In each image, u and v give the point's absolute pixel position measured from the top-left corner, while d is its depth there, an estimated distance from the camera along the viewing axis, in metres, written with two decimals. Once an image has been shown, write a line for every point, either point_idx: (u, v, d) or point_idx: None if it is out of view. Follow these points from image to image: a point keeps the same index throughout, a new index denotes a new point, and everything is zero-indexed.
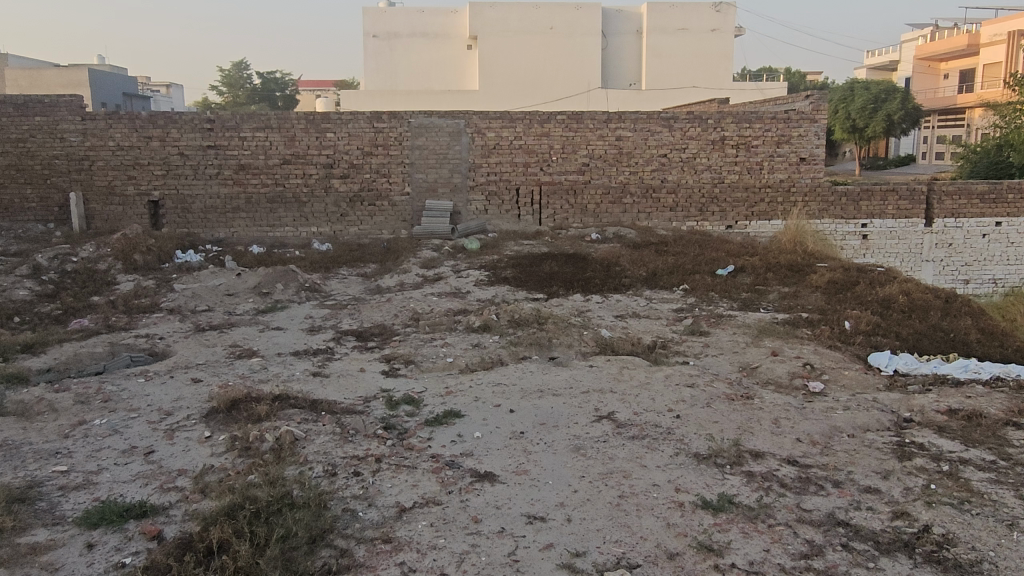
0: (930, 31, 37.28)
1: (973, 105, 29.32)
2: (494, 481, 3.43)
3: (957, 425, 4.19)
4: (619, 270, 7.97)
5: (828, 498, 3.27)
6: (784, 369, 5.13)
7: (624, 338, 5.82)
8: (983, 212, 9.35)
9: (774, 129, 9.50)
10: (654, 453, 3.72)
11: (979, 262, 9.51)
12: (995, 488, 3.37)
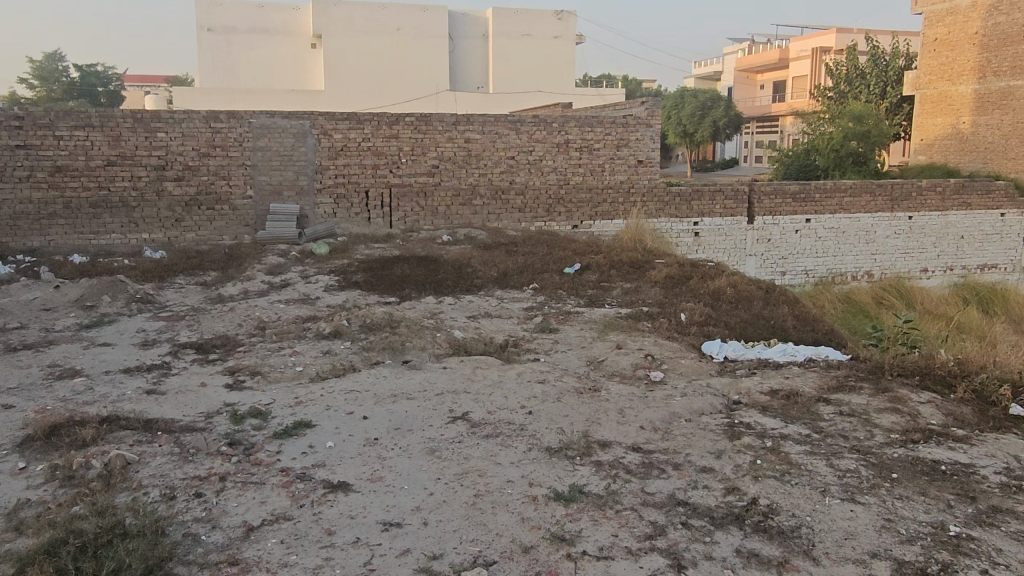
0: (747, 45, 40.72)
1: (785, 114, 32.36)
2: (348, 490, 3.35)
3: (778, 404, 4.61)
4: (471, 271, 8.03)
5: (668, 480, 3.48)
6: (627, 361, 5.40)
7: (477, 338, 5.89)
8: (795, 210, 10.29)
9: (614, 133, 9.99)
10: (508, 450, 3.79)
11: (793, 255, 10.41)
12: (811, 459, 3.74)
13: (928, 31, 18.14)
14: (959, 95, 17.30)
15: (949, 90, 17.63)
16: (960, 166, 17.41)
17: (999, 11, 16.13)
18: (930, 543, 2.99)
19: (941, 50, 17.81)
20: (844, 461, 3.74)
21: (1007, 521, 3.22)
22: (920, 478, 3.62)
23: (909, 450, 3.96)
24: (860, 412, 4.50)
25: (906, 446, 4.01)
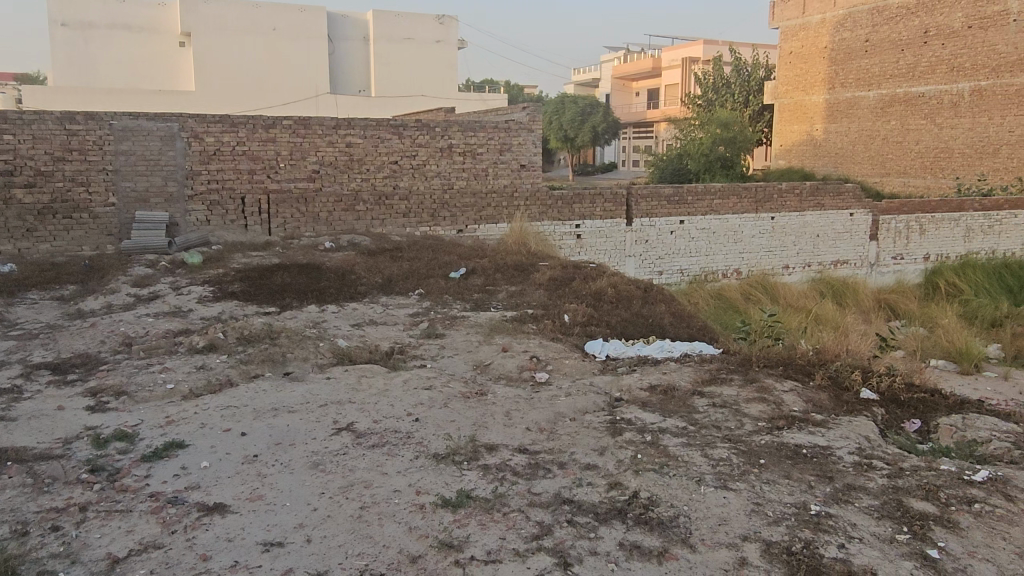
0: (623, 54, 42.29)
1: (658, 120, 33.86)
2: (225, 512, 3.18)
3: (656, 399, 4.81)
4: (354, 277, 7.86)
5: (555, 479, 3.54)
6: (513, 363, 5.46)
7: (361, 346, 5.76)
8: (670, 211, 10.68)
9: (496, 138, 10.13)
10: (395, 459, 3.73)
11: (669, 255, 10.81)
12: (687, 450, 3.91)
13: (785, 44, 19.45)
14: (813, 104, 18.67)
15: (804, 99, 18.98)
16: (815, 169, 18.78)
17: (844, 28, 17.57)
18: (794, 523, 3.20)
19: (796, 62, 19.14)
20: (717, 451, 3.94)
21: (859, 497, 3.50)
22: (784, 462, 3.87)
23: (774, 436, 4.23)
24: (731, 402, 4.76)
25: (772, 433, 4.28)
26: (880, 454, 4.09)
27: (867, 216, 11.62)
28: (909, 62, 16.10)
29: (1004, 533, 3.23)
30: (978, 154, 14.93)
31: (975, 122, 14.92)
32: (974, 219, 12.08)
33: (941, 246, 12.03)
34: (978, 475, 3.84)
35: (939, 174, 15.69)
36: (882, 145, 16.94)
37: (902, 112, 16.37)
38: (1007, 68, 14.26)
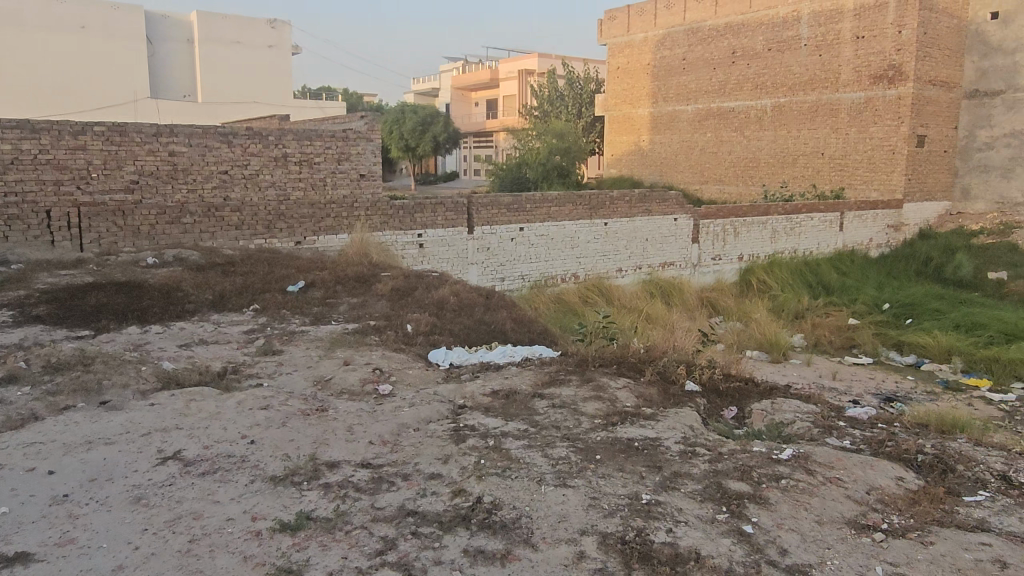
0: (461, 65, 42.82)
1: (497, 130, 34.54)
2: (30, 561, 2.84)
3: (498, 404, 4.89)
4: (182, 295, 7.32)
5: (398, 492, 3.49)
6: (355, 377, 5.33)
7: (190, 368, 5.38)
8: (510, 219, 10.90)
9: (333, 147, 9.85)
10: (227, 486, 3.51)
11: (510, 261, 11.01)
12: (528, 451, 4.01)
13: (612, 60, 20.56)
14: (639, 116, 19.87)
15: (631, 112, 20.15)
16: (643, 178, 19.99)
17: (664, 46, 18.87)
18: (627, 513, 3.36)
19: (623, 77, 20.28)
20: (556, 450, 4.07)
21: (684, 483, 3.75)
22: (618, 456, 4.07)
23: (609, 432, 4.44)
24: (570, 402, 4.94)
25: (607, 429, 4.49)
26: (702, 441, 4.41)
27: (689, 221, 12.53)
28: (721, 79, 17.58)
29: (806, 504, 3.59)
30: (780, 164, 16.52)
31: (776, 135, 16.52)
32: (778, 221, 13.30)
33: (752, 247, 13.16)
34: (784, 453, 4.25)
35: (748, 182, 17.20)
36: (699, 155, 18.33)
37: (716, 125, 17.81)
38: (801, 87, 15.96)
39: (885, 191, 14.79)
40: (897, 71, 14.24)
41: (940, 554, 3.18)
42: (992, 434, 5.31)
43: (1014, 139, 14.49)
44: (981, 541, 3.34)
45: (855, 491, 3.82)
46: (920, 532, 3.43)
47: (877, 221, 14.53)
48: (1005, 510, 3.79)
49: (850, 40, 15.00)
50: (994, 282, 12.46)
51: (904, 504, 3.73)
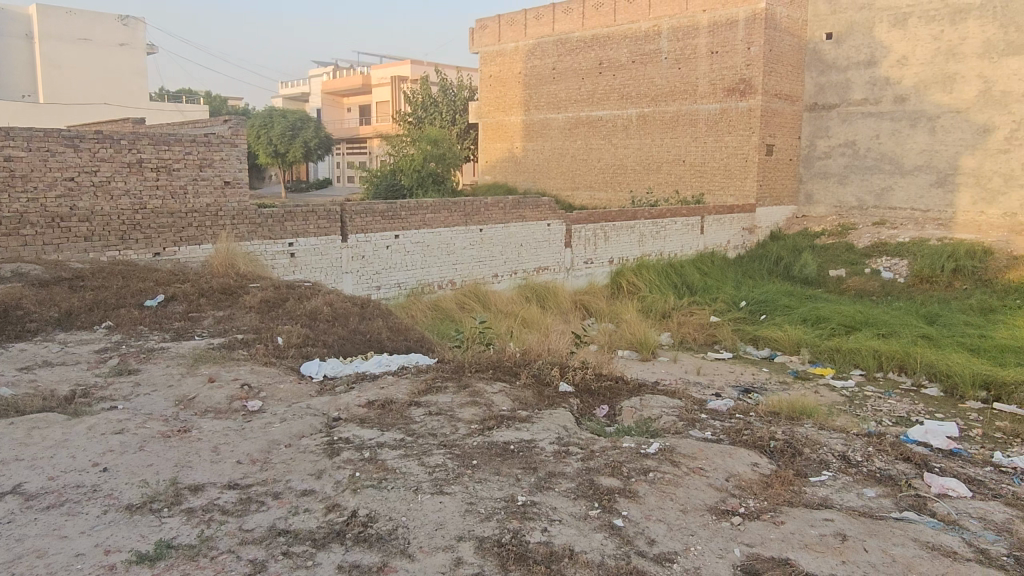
0: (332, 70, 41.90)
1: (370, 136, 33.97)
2: None
3: (374, 414, 4.80)
4: (22, 313, 6.66)
5: (268, 512, 3.35)
6: (221, 395, 5.07)
7: (32, 393, 4.92)
8: (385, 226, 10.67)
9: (194, 153, 8.98)
10: (74, 519, 3.23)
11: (386, 269, 10.78)
12: (404, 461, 3.97)
13: (485, 68, 20.76)
14: (512, 124, 20.19)
15: (504, 120, 20.42)
16: (517, 184, 20.30)
17: (534, 56, 19.29)
18: (503, 515, 3.40)
19: (495, 85, 20.53)
20: (433, 458, 4.05)
21: (559, 482, 3.84)
22: (495, 460, 4.11)
23: (485, 437, 4.47)
24: (446, 409, 4.93)
25: (483, 434, 4.53)
26: (575, 440, 4.54)
27: (562, 226, 12.83)
28: (589, 89, 18.18)
29: (672, 494, 3.78)
30: (646, 171, 17.30)
31: (642, 143, 17.27)
32: (645, 225, 13.89)
33: (621, 250, 13.67)
34: (651, 447, 4.44)
35: (617, 189, 17.89)
36: (570, 162, 18.84)
37: (585, 133, 18.38)
38: (663, 98, 16.78)
39: (740, 196, 15.80)
40: (748, 84, 15.28)
41: (790, 532, 3.44)
42: (834, 418, 5.80)
43: (848, 148, 15.94)
44: (825, 517, 3.63)
45: (716, 479, 4.05)
46: (772, 513, 3.68)
47: (734, 224, 15.44)
48: (845, 487, 4.15)
49: (706, 54, 15.93)
50: (835, 279, 13.58)
51: (759, 487, 4.00)
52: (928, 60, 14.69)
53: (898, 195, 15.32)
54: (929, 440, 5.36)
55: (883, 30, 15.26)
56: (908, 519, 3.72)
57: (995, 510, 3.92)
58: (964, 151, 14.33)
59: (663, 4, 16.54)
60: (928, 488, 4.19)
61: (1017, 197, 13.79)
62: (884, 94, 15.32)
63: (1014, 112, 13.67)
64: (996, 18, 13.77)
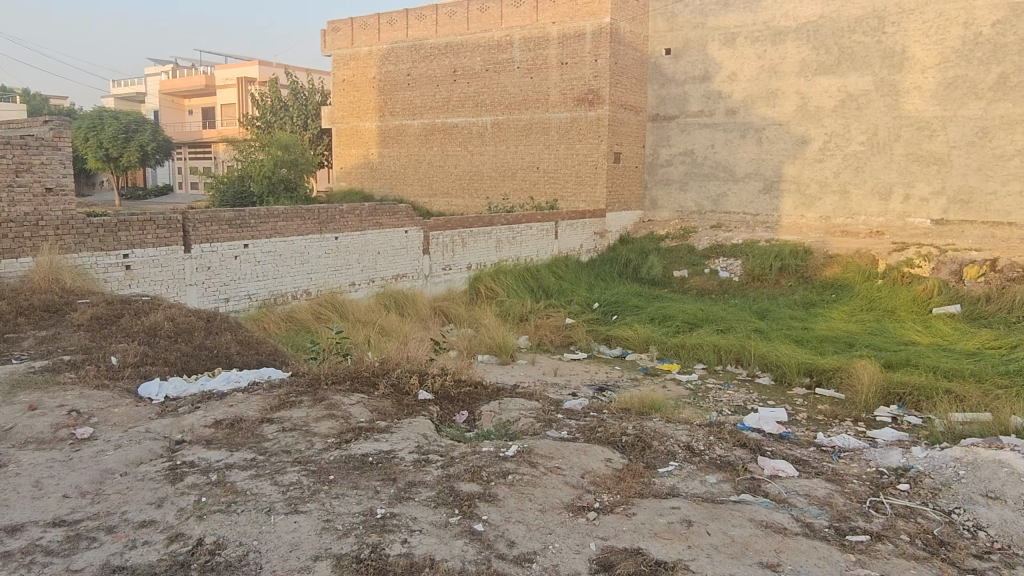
0: (171, 69, 39.37)
1: (215, 140, 32.20)
2: None
3: (222, 434, 4.54)
4: None
5: (100, 548, 3.07)
6: (44, 423, 4.58)
7: None
8: (232, 235, 9.84)
9: (9, 156, 7.87)
10: None
11: (235, 281, 9.93)
12: (254, 482, 3.78)
13: (338, 72, 20.25)
14: (366, 129, 19.81)
15: (358, 125, 20.00)
16: (373, 191, 19.93)
17: (388, 62, 19.08)
18: (362, 530, 3.32)
19: (348, 90, 20.06)
20: (285, 476, 3.88)
21: (418, 492, 3.81)
22: (352, 473, 4.01)
23: (342, 450, 4.35)
24: (300, 424, 4.75)
25: (339, 447, 4.40)
26: (435, 447, 4.53)
27: (419, 233, 12.66)
28: (444, 96, 18.21)
29: (530, 495, 3.85)
30: (501, 177, 17.59)
31: (497, 150, 17.53)
32: (501, 231, 14.07)
33: (479, 256, 13.76)
34: (509, 450, 4.52)
35: (473, 195, 18.06)
36: (427, 169, 18.76)
37: (441, 140, 18.40)
38: (516, 106, 17.13)
39: (591, 201, 16.43)
40: (596, 95, 15.96)
41: (641, 523, 3.60)
42: (680, 411, 6.16)
43: (687, 157, 17.02)
44: (672, 505, 3.84)
45: (572, 477, 4.18)
46: (625, 506, 3.85)
47: (586, 228, 15.98)
48: (689, 475, 4.41)
49: (556, 64, 16.45)
50: (678, 279, 14.43)
51: (612, 482, 4.16)
52: (753, 77, 16.00)
53: (731, 200, 16.57)
54: (761, 426, 5.81)
55: (714, 48, 16.42)
56: (745, 501, 4.01)
57: (817, 486, 4.31)
58: (786, 160, 15.77)
59: (514, 14, 16.89)
60: (762, 470, 4.54)
61: (830, 202, 15.38)
62: (717, 107, 16.50)
63: (826, 125, 15.22)
64: (809, 40, 15.26)
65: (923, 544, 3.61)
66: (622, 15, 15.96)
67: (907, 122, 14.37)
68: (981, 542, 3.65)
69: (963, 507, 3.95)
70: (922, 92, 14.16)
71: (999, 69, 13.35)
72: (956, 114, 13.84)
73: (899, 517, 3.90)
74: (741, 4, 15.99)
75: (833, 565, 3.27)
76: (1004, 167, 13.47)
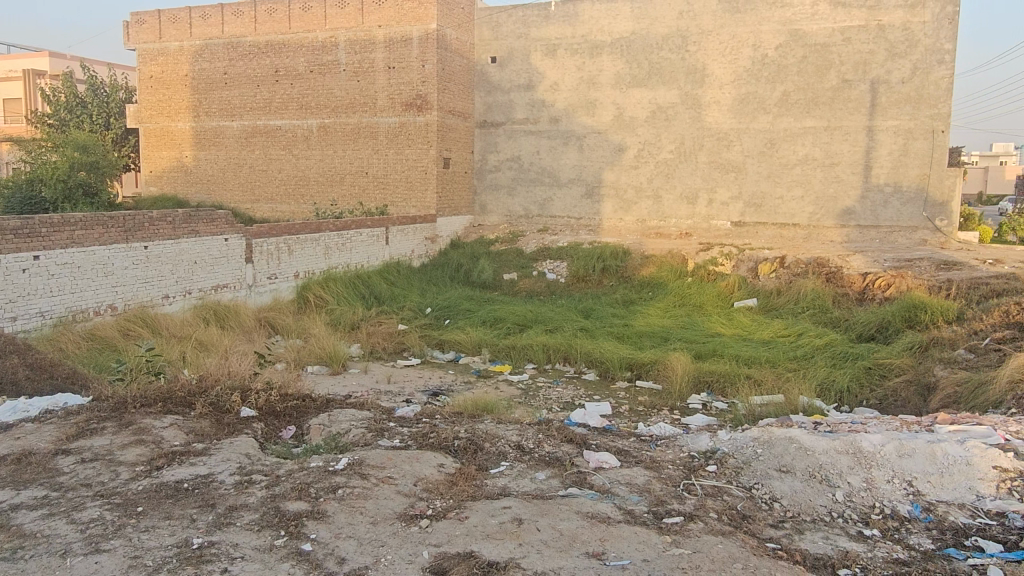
0: None
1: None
2: None
3: (7, 471, 4.07)
4: None
5: None
6: None
7: None
8: (18, 246, 8.47)
9: None
10: None
11: (23, 297, 8.57)
12: (46, 522, 3.45)
13: (144, 67, 18.58)
14: (178, 130, 18.34)
15: (169, 125, 18.45)
16: (188, 197, 18.50)
17: (202, 59, 17.83)
18: (175, 564, 3.15)
19: (157, 87, 18.45)
20: (86, 512, 3.59)
21: (241, 516, 3.66)
22: (165, 503, 3.78)
23: (152, 478, 4.07)
24: (103, 453, 4.37)
25: (150, 476, 4.12)
26: (258, 467, 4.35)
27: (240, 240, 11.72)
28: (265, 97, 17.35)
29: (361, 508, 3.79)
30: (329, 182, 17.10)
31: (323, 154, 17.01)
32: (330, 237, 13.50)
33: (307, 263, 13.03)
34: (339, 464, 4.43)
35: (298, 201, 17.41)
36: (249, 173, 17.78)
37: (263, 143, 17.51)
38: (343, 109, 16.71)
39: (421, 207, 16.43)
40: (424, 100, 15.99)
41: (473, 525, 3.63)
42: (511, 411, 6.29)
43: (514, 163, 17.49)
44: (503, 505, 3.91)
45: (404, 486, 4.16)
46: (457, 510, 3.86)
47: (416, 234, 15.88)
48: (519, 474, 4.52)
49: (382, 68, 16.25)
50: (508, 282, 14.76)
51: (445, 487, 4.17)
52: (573, 87, 16.74)
53: (556, 205, 17.25)
54: (587, 421, 6.08)
55: (537, 58, 16.96)
56: (572, 495, 4.17)
57: (637, 474, 4.58)
58: (605, 167, 16.66)
59: (338, 15, 16.46)
60: (587, 463, 4.75)
61: (645, 206, 16.46)
62: (541, 115, 17.09)
63: (639, 134, 16.27)
64: (623, 54, 16.21)
65: (729, 519, 3.95)
66: (447, 22, 16.08)
67: (708, 133, 15.74)
68: (777, 512, 4.07)
69: (761, 481, 4.37)
70: (720, 106, 15.57)
71: (782, 88, 15.08)
72: (749, 126, 15.41)
73: (708, 497, 4.24)
74: (560, 17, 16.64)
75: (652, 547, 3.48)
76: (788, 174, 15.25)
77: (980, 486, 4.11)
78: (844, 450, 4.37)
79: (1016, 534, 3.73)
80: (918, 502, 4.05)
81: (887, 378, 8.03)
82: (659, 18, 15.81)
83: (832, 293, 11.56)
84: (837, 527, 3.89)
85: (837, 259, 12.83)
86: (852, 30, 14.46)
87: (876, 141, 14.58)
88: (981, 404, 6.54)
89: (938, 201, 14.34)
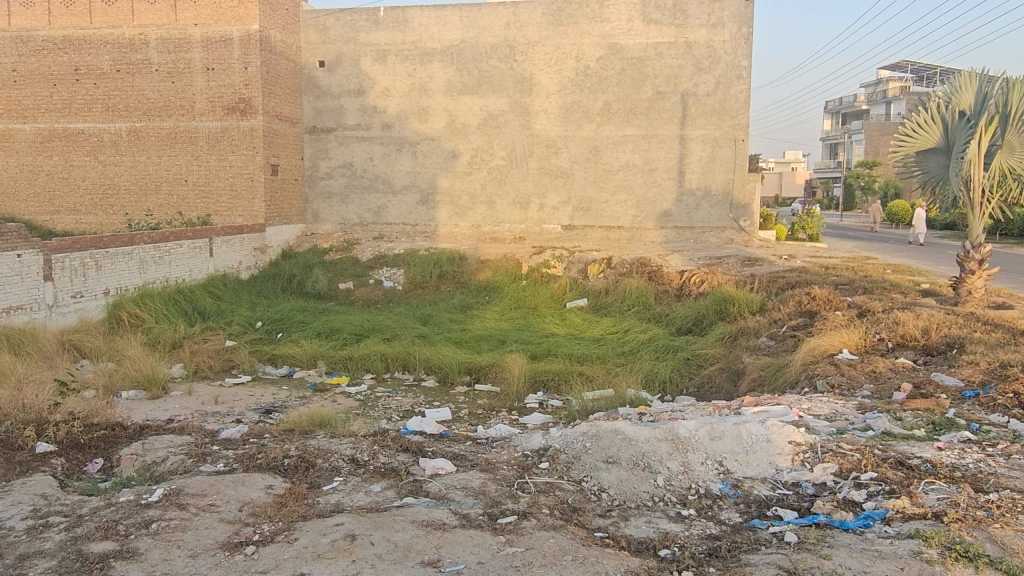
0: None
1: None
2: None
3: None
4: None
5: None
6: None
7: None
8: None
9: None
10: None
11: None
12: None
13: None
14: None
15: None
16: None
17: None
18: None
19: None
20: None
21: (35, 564, 3.36)
22: None
23: None
24: None
25: None
26: (57, 508, 3.99)
27: (36, 257, 10.33)
28: (63, 98, 15.64)
29: (178, 542, 3.55)
30: (142, 191, 15.81)
31: (135, 161, 15.71)
32: (145, 250, 12.38)
33: (118, 279, 11.84)
34: (152, 496, 4.14)
35: (108, 211, 15.94)
36: (46, 181, 15.97)
37: (62, 148, 15.80)
38: (156, 113, 15.52)
39: (248, 216, 15.62)
40: (247, 104, 15.21)
41: (303, 547, 3.49)
42: (347, 423, 6.11)
43: (346, 169, 17.08)
44: (335, 522, 3.79)
45: (227, 512, 3.94)
46: (285, 533, 3.70)
47: (243, 245, 15.01)
48: (353, 488, 4.40)
49: (200, 69, 15.27)
50: (344, 291, 14.37)
51: (273, 510, 3.99)
52: (405, 94, 16.63)
53: (390, 212, 17.07)
54: (424, 428, 6.02)
55: (367, 63, 16.69)
56: (407, 505, 4.13)
57: (472, 477, 4.62)
58: (439, 173, 16.72)
59: (147, 11, 15.26)
60: (423, 471, 4.72)
61: (479, 212, 16.70)
62: (373, 121, 16.84)
63: (472, 141, 16.48)
64: (453, 62, 16.35)
65: (560, 513, 4.09)
66: (270, 23, 15.40)
67: (537, 141, 16.26)
68: (604, 502, 4.26)
69: (590, 474, 4.56)
70: (548, 114, 16.15)
71: (603, 98, 15.90)
72: (575, 134, 16.09)
73: (540, 493, 4.36)
74: (389, 23, 16.46)
75: (486, 549, 3.52)
76: (612, 180, 16.11)
77: (778, 460, 4.55)
78: (663, 438, 4.66)
79: (808, 500, 4.16)
80: (728, 479, 4.40)
81: (703, 367, 8.71)
82: (487, 27, 16.10)
83: (654, 291, 12.33)
84: (658, 510, 4.13)
85: (657, 259, 13.70)
86: (663, 45, 15.54)
87: (688, 149, 15.77)
88: (780, 385, 7.25)
89: (741, 204, 15.79)
